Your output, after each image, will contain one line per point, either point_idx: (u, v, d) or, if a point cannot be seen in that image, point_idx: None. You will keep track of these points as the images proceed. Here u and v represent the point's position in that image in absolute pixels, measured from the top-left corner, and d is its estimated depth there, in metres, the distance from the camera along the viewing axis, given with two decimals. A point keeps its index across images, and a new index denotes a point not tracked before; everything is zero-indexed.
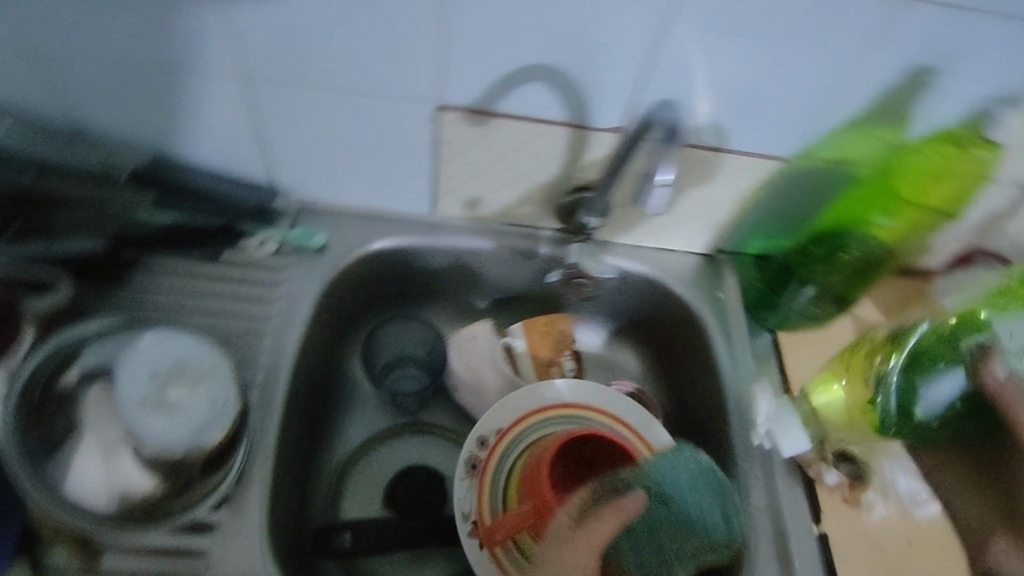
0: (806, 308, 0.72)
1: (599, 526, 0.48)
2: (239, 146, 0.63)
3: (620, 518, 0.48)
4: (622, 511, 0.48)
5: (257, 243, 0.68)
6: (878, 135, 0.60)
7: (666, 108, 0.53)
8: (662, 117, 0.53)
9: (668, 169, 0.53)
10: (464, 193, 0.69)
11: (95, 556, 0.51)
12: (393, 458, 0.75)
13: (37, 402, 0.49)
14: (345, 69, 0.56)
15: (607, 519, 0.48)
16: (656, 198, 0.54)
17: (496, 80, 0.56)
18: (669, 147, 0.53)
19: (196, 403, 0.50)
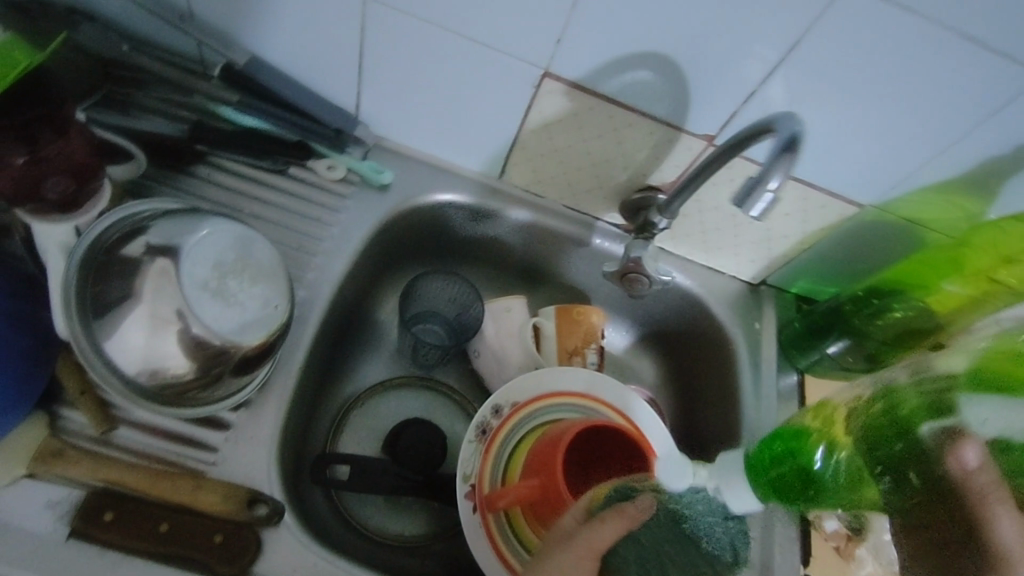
0: (846, 357, 0.71)
1: (605, 532, 0.45)
2: (335, 66, 0.63)
3: (622, 525, 0.44)
4: (628, 515, 0.44)
5: (325, 166, 0.69)
6: (960, 203, 0.60)
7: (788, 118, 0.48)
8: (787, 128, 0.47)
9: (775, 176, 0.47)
10: (536, 165, 0.69)
11: (111, 429, 0.51)
12: (399, 408, 0.74)
13: (100, 262, 0.49)
14: (466, 13, 0.55)
15: (612, 528, 0.44)
16: (762, 201, 0.48)
17: (607, 60, 0.56)
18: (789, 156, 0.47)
19: (243, 302, 0.50)
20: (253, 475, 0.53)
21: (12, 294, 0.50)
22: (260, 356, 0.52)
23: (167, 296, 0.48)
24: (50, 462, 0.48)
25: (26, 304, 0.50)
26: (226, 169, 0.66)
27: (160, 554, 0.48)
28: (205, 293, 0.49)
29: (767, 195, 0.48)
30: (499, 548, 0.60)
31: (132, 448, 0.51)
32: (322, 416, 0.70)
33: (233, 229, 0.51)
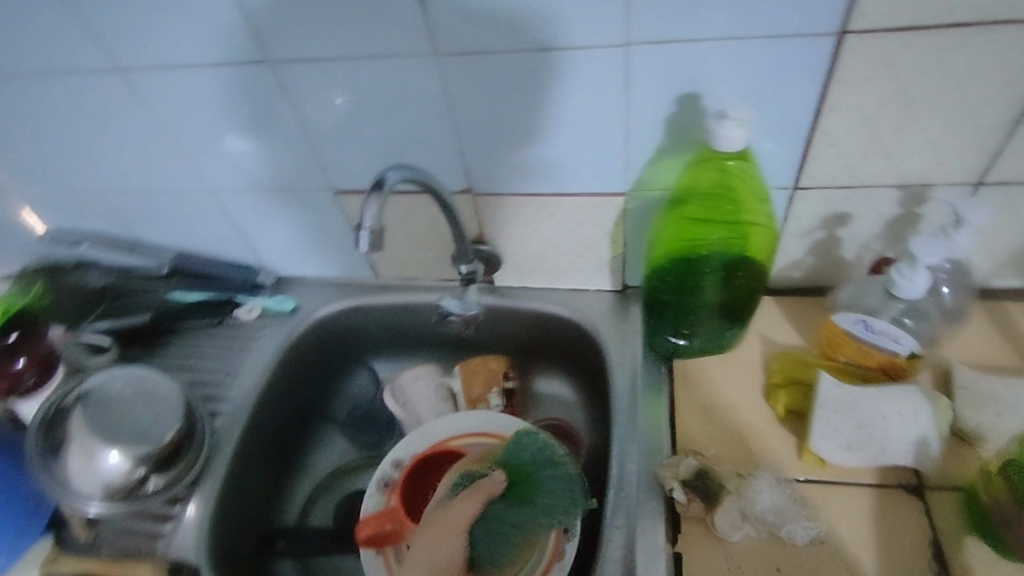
0: (693, 330, 0.73)
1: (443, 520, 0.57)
2: (227, 239, 0.86)
3: (478, 498, 0.57)
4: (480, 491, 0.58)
5: (245, 312, 0.89)
6: (681, 159, 0.63)
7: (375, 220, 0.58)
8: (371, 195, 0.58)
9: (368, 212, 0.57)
10: (387, 257, 0.84)
11: (93, 534, 0.71)
12: (349, 486, 0.86)
13: (50, 416, 0.69)
14: (268, 176, 0.76)
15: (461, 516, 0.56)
16: (365, 237, 0.57)
17: (367, 167, 0.72)
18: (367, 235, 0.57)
19: (150, 423, 0.69)
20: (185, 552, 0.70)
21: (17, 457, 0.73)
22: (173, 454, 0.70)
23: (89, 430, 0.68)
24: (48, 564, 0.68)
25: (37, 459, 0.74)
26: (181, 335, 0.89)
27: None
28: (122, 418, 0.69)
29: (362, 233, 0.57)
30: None
31: (108, 548, 0.70)
32: (290, 504, 0.85)
33: (146, 371, 0.73)
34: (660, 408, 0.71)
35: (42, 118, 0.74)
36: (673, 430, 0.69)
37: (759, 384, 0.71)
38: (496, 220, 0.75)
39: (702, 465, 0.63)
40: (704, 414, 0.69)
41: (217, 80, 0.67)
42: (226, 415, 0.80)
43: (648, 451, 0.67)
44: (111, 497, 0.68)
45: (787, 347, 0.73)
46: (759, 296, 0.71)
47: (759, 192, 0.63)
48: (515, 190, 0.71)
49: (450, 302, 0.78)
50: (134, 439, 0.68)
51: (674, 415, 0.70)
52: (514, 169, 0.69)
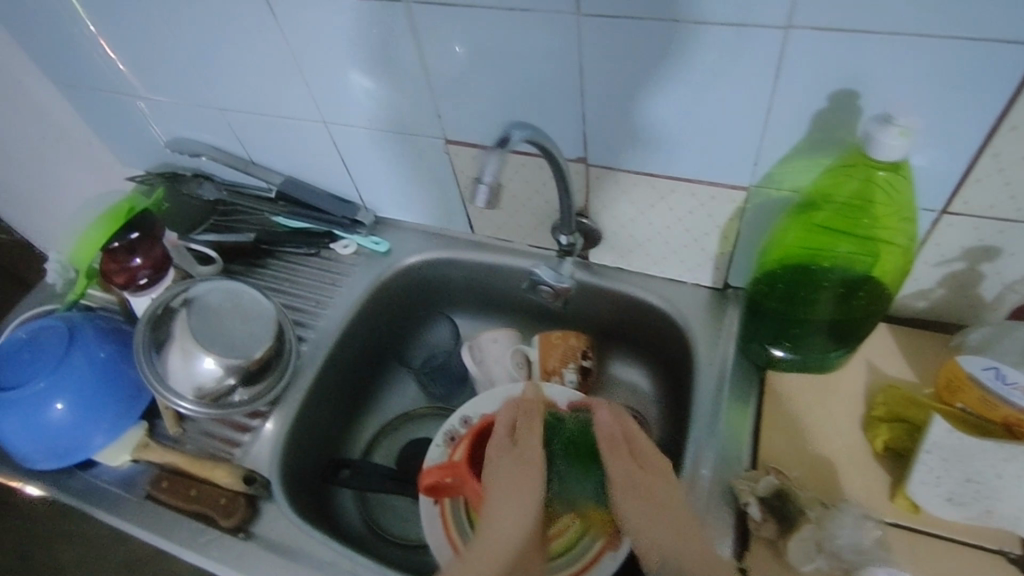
0: (790, 342, 0.67)
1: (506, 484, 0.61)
2: (334, 173, 0.88)
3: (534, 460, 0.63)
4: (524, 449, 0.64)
5: (342, 246, 0.91)
6: (821, 160, 0.58)
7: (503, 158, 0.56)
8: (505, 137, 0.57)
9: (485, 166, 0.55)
10: (485, 214, 0.83)
11: (182, 430, 0.77)
12: (416, 433, 0.89)
13: (158, 314, 0.74)
14: (383, 115, 0.76)
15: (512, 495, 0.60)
16: (481, 193, 0.55)
17: (481, 120, 0.70)
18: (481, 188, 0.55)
19: (245, 338, 0.73)
20: (261, 464, 0.73)
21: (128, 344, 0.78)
22: (261, 370, 0.74)
23: (190, 334, 0.72)
24: (141, 450, 0.74)
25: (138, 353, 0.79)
26: (283, 260, 0.93)
27: (189, 508, 0.68)
28: (219, 330, 0.73)
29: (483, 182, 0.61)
30: (451, 536, 0.70)
31: (193, 446, 0.75)
32: (356, 438, 0.88)
33: (245, 288, 0.77)
34: (744, 420, 0.68)
35: (180, 30, 0.77)
36: (756, 444, 0.66)
37: (858, 413, 0.66)
38: (604, 195, 0.72)
39: (780, 485, 0.60)
40: (792, 435, 0.65)
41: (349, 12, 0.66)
42: (311, 342, 0.83)
43: (727, 460, 0.65)
44: (201, 398, 0.73)
45: (896, 379, 0.67)
46: (875, 321, 0.65)
47: (908, 207, 0.57)
48: (630, 167, 0.67)
49: (547, 272, 0.76)
50: (235, 353, 0.73)
51: (757, 429, 0.67)
52: (633, 145, 0.65)
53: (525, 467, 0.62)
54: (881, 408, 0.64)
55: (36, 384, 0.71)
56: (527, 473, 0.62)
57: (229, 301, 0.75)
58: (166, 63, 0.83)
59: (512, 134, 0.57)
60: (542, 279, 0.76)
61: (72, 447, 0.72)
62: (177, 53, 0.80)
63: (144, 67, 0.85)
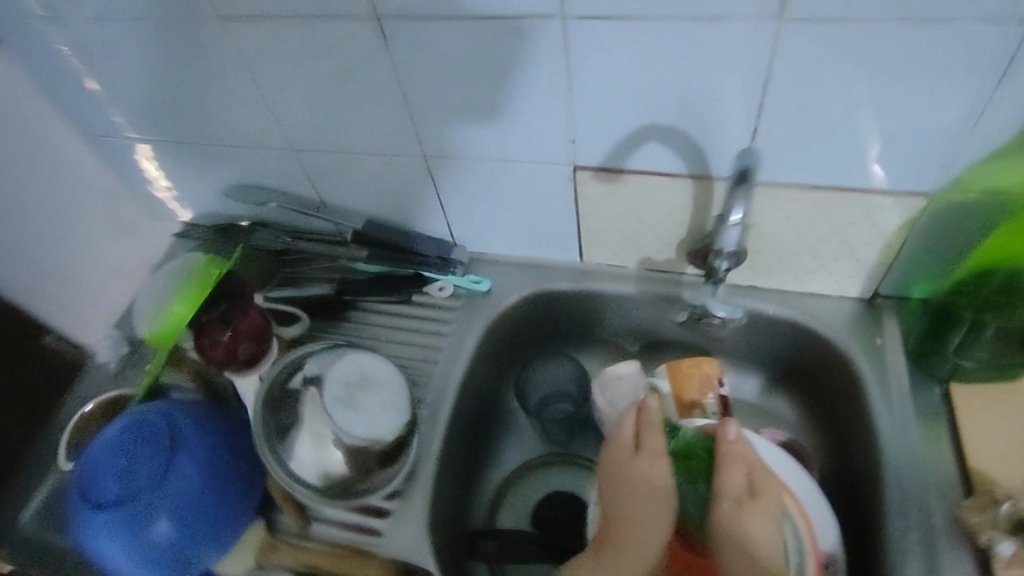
0: (979, 353, 0.64)
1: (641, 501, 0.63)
2: (424, 210, 0.80)
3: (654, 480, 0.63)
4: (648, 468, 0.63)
5: (437, 289, 0.83)
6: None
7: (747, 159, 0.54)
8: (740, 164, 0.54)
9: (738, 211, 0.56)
10: (603, 242, 0.77)
11: (308, 523, 0.67)
12: (543, 486, 0.81)
13: (277, 397, 0.65)
14: (497, 146, 0.68)
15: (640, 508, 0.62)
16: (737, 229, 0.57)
17: (621, 143, 0.63)
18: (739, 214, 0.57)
19: (370, 419, 0.63)
20: (410, 552, 0.65)
21: (229, 433, 0.68)
22: (397, 448, 0.65)
23: (320, 418, 0.63)
24: (269, 553, 0.65)
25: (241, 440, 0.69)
26: (367, 311, 0.84)
27: None
28: (344, 410, 0.62)
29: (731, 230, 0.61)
30: None
31: (323, 539, 0.66)
32: (479, 500, 0.80)
33: (360, 356, 0.65)
34: (941, 440, 0.63)
35: (260, 66, 0.67)
36: (964, 468, 0.61)
37: None
38: (758, 212, 0.66)
39: (1020, 513, 0.55)
40: (1002, 452, 0.61)
41: (474, 36, 0.58)
42: (428, 404, 0.75)
43: (937, 490, 0.61)
44: (331, 489, 0.64)
45: None
46: None
47: None
48: (796, 181, 0.62)
49: (719, 304, 0.70)
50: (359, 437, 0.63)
51: (961, 451, 0.62)
52: (804, 158, 0.59)
53: (642, 484, 0.63)
54: None
55: (138, 501, 0.61)
56: (641, 487, 0.63)
57: (345, 373, 0.64)
58: (233, 103, 0.73)
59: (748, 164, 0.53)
60: (715, 312, 0.69)
61: (184, 563, 0.63)
62: (251, 92, 0.71)
63: (204, 111, 0.75)
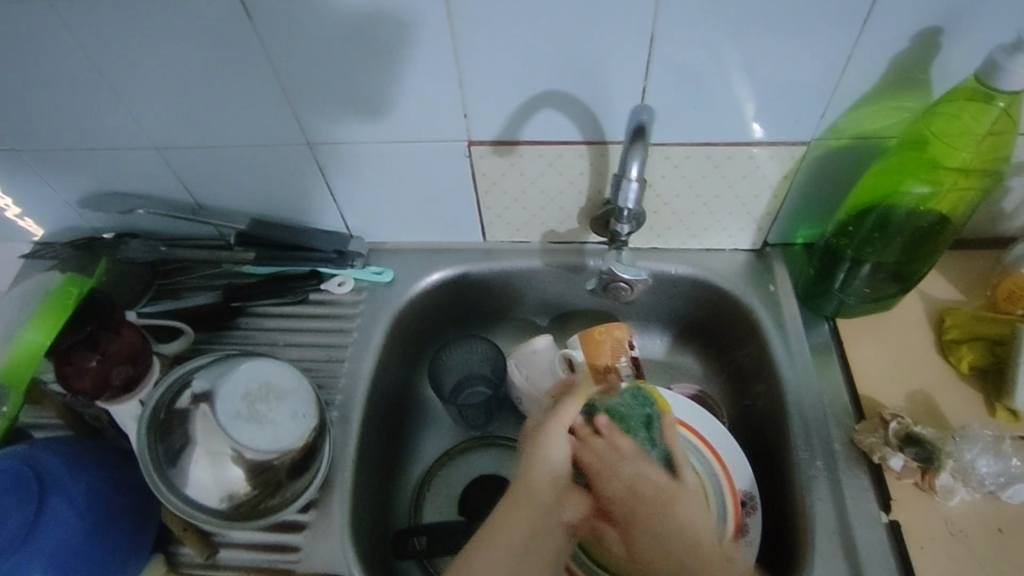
0: (861, 290, 0.68)
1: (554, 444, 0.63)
2: (314, 202, 0.75)
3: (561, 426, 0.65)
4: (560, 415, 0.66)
5: (337, 284, 0.79)
6: (901, 104, 0.58)
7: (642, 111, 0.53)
8: (635, 117, 0.53)
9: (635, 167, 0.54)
10: (504, 218, 0.75)
11: (213, 553, 0.61)
12: (466, 472, 0.79)
13: (162, 420, 0.58)
14: (384, 124, 0.65)
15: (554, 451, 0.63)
16: (631, 192, 0.56)
17: (515, 112, 0.63)
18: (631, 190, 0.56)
19: (278, 430, 0.57)
20: (333, 563, 0.61)
21: (109, 467, 0.61)
22: (307, 457, 0.60)
23: (216, 436, 0.57)
24: None
25: (125, 473, 0.62)
26: (259, 315, 0.77)
27: None
28: (249, 421, 0.57)
29: (631, 183, 0.54)
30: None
31: (235, 565, 0.61)
32: (399, 497, 0.76)
33: (263, 360, 0.60)
34: (833, 370, 0.68)
35: (106, 55, 0.60)
36: (854, 395, 0.66)
37: (930, 340, 0.68)
38: (651, 172, 0.67)
39: (905, 429, 0.60)
40: (885, 376, 0.66)
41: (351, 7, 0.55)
42: (338, 404, 0.71)
43: (834, 417, 0.64)
44: (238, 510, 0.58)
45: (949, 302, 0.70)
46: (933, 261, 0.65)
47: (990, 146, 0.57)
48: (683, 140, 0.64)
49: (626, 267, 0.68)
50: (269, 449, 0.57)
51: (851, 379, 0.67)
52: (690, 114, 0.61)
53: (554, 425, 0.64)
54: (954, 329, 0.67)
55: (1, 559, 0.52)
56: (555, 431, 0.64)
57: (252, 376, 0.59)
58: (79, 98, 0.64)
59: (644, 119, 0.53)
60: (622, 276, 0.68)
61: None
62: (99, 84, 0.63)
63: (46, 110, 0.66)
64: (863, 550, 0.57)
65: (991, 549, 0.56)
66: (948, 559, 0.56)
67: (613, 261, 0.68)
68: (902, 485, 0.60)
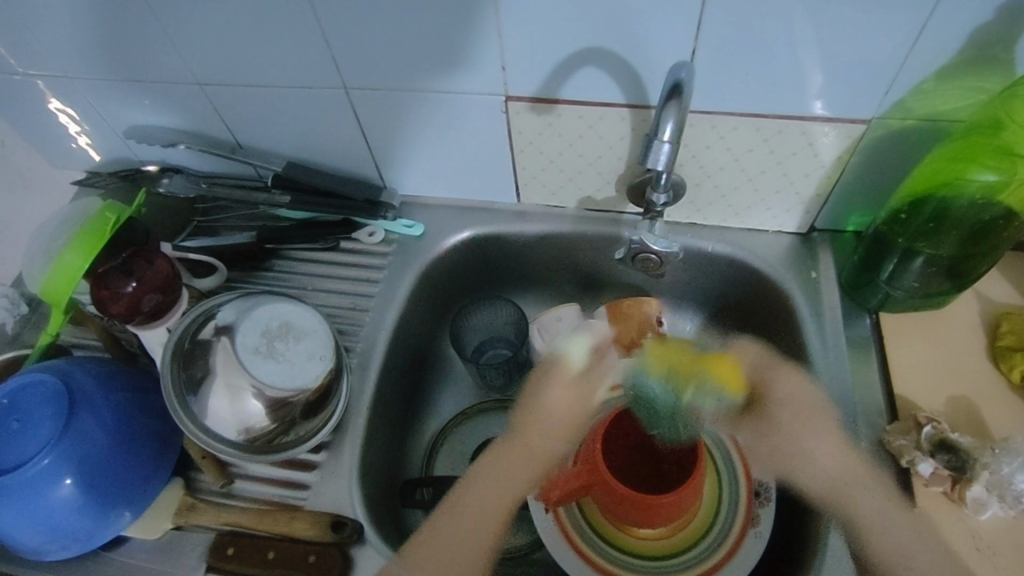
0: (910, 283, 0.63)
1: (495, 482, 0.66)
2: (353, 150, 0.75)
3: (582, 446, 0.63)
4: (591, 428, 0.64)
5: (367, 234, 0.79)
6: (980, 84, 0.54)
7: (678, 66, 0.51)
8: (671, 74, 0.50)
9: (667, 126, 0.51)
10: (539, 179, 0.74)
11: (229, 482, 0.63)
12: (482, 431, 0.79)
13: (186, 348, 0.60)
14: (420, 74, 0.64)
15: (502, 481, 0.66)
16: (661, 152, 0.52)
17: (556, 68, 0.60)
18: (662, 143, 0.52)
19: (297, 371, 0.59)
20: (338, 504, 0.62)
21: (134, 390, 0.64)
22: (322, 398, 0.62)
23: (233, 368, 0.58)
24: (185, 514, 0.61)
25: (150, 397, 0.65)
26: (292, 259, 0.79)
27: None
28: (265, 360, 0.59)
29: (663, 144, 0.52)
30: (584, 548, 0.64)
31: (245, 496, 0.63)
32: (414, 449, 0.77)
33: (286, 303, 0.61)
34: (870, 367, 0.64)
35: None
36: (890, 394, 0.62)
37: (982, 345, 0.63)
38: (695, 143, 0.64)
39: (940, 434, 0.57)
40: (926, 378, 0.62)
41: None
42: (358, 351, 0.71)
43: (864, 414, 0.61)
44: (252, 442, 0.60)
45: (1009, 306, 0.65)
46: (995, 258, 0.61)
47: None
48: (732, 110, 0.60)
49: (657, 239, 0.66)
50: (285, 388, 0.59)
51: (888, 378, 0.63)
52: (741, 82, 0.58)
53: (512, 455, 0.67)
54: (1009, 335, 0.62)
55: (29, 464, 0.56)
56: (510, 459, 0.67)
57: (273, 315, 0.60)
58: (124, 28, 0.65)
59: (681, 76, 0.50)
60: (652, 248, 0.67)
61: (90, 532, 0.58)
62: (145, 18, 0.63)
63: (95, 39, 0.67)
64: None
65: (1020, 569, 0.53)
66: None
67: (643, 232, 0.67)
68: (932, 494, 0.56)
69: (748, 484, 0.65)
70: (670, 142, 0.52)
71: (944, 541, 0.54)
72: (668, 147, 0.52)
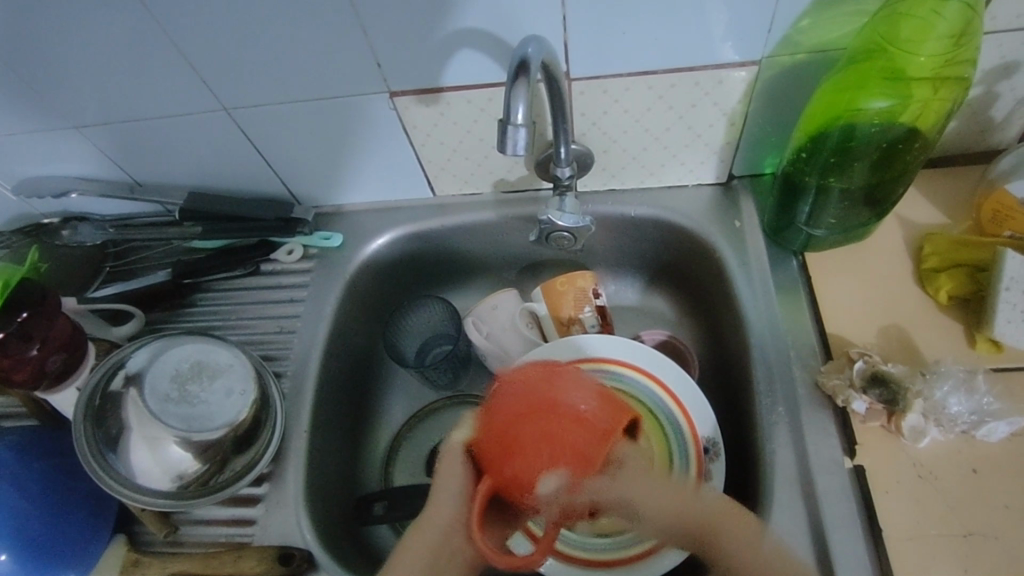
0: (830, 219, 0.62)
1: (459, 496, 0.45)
2: (253, 170, 0.72)
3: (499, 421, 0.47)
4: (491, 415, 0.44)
5: (286, 253, 0.76)
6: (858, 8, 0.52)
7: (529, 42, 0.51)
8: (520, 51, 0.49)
9: (519, 106, 0.49)
10: (448, 170, 0.71)
11: (173, 530, 0.62)
12: (437, 431, 0.78)
13: (97, 406, 0.58)
14: (297, 83, 0.61)
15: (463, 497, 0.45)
16: (516, 136, 0.49)
17: (432, 56, 0.58)
18: (514, 125, 0.49)
19: (214, 412, 0.58)
20: (287, 534, 0.61)
21: (58, 454, 0.62)
22: (252, 430, 0.60)
23: (148, 418, 0.57)
24: (132, 569, 0.59)
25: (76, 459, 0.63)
26: (212, 290, 0.76)
27: None
28: (179, 405, 0.58)
29: (518, 128, 0.49)
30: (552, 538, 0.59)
31: (193, 541, 0.62)
32: (369, 461, 0.76)
33: (194, 345, 0.60)
34: (800, 310, 0.63)
35: None
36: (822, 333, 0.61)
37: (908, 270, 0.63)
38: (592, 110, 0.62)
39: (872, 368, 0.56)
40: (856, 312, 0.61)
41: None
42: (290, 375, 0.70)
43: (799, 359, 0.60)
44: (184, 489, 0.58)
45: (931, 226, 0.64)
46: (908, 180, 0.60)
47: (952, 42, 0.50)
48: (620, 71, 0.58)
49: (565, 215, 0.65)
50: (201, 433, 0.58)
51: (820, 319, 0.62)
52: (621, 43, 0.55)
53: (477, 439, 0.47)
54: (933, 257, 0.61)
55: None
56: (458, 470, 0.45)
57: (182, 360, 0.59)
58: None
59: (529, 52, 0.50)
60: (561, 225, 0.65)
61: None
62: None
63: None
64: (822, 499, 0.54)
65: (961, 490, 0.53)
66: (912, 504, 0.53)
67: (552, 209, 0.65)
68: (871, 429, 0.56)
69: (696, 441, 0.63)
70: (525, 124, 0.49)
71: (885, 474, 0.54)
72: (525, 130, 0.50)
